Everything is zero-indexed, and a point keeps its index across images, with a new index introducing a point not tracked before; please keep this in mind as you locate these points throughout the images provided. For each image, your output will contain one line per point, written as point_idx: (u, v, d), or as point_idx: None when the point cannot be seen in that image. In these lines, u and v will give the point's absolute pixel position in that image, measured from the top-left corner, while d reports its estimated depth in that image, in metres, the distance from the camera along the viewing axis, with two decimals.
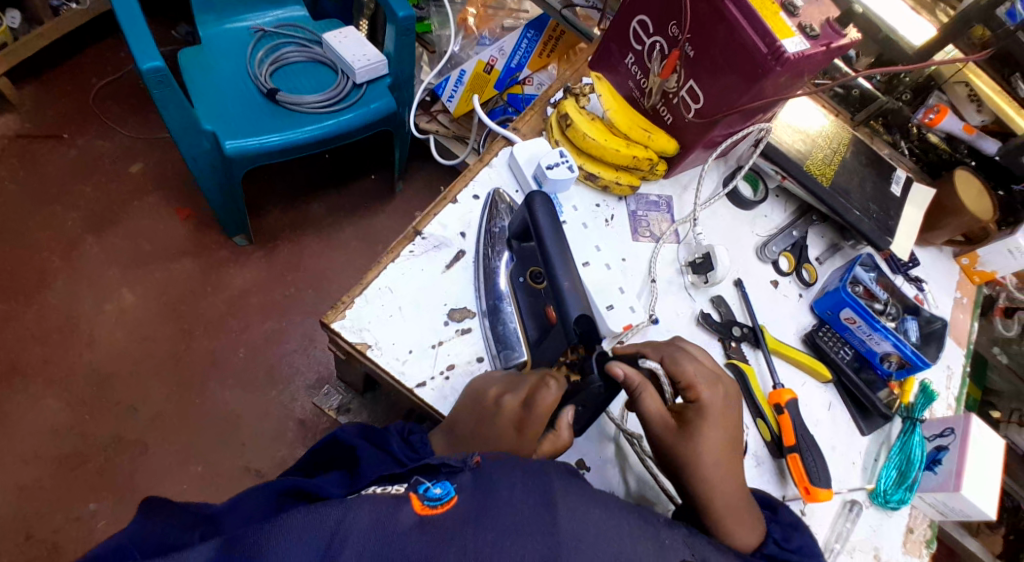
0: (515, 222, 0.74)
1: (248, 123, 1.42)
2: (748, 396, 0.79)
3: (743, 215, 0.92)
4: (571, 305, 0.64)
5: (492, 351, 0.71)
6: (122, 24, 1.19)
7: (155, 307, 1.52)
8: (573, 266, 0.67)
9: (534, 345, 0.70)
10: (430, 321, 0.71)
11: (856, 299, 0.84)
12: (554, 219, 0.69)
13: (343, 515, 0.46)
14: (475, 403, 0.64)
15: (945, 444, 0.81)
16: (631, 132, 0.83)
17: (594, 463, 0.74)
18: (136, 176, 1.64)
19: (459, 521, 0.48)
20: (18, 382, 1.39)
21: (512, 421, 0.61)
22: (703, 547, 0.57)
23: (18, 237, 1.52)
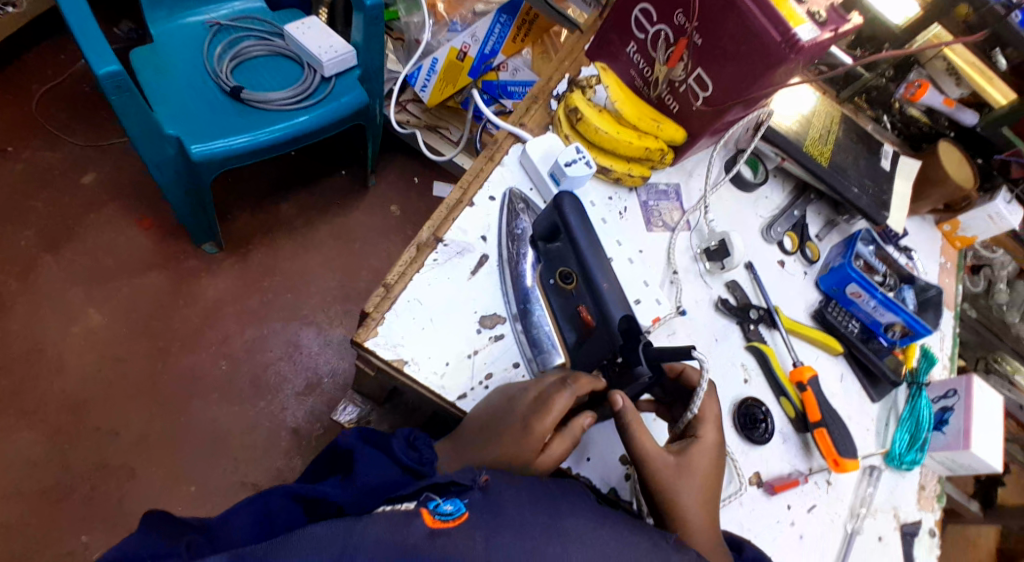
0: (541, 223, 0.73)
1: (210, 124, 1.33)
2: (770, 376, 0.81)
3: (745, 198, 0.94)
4: (613, 306, 0.65)
5: (528, 356, 0.70)
6: (73, 28, 1.10)
7: (125, 326, 1.44)
8: (609, 265, 0.68)
9: (573, 348, 0.70)
10: (463, 330, 0.70)
11: (862, 274, 0.86)
12: (584, 219, 0.70)
13: (355, 528, 0.47)
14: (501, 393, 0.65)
15: (950, 405, 0.86)
16: (640, 122, 0.82)
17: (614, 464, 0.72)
18: (90, 187, 1.53)
19: (471, 541, 0.48)
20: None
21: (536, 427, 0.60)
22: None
23: None
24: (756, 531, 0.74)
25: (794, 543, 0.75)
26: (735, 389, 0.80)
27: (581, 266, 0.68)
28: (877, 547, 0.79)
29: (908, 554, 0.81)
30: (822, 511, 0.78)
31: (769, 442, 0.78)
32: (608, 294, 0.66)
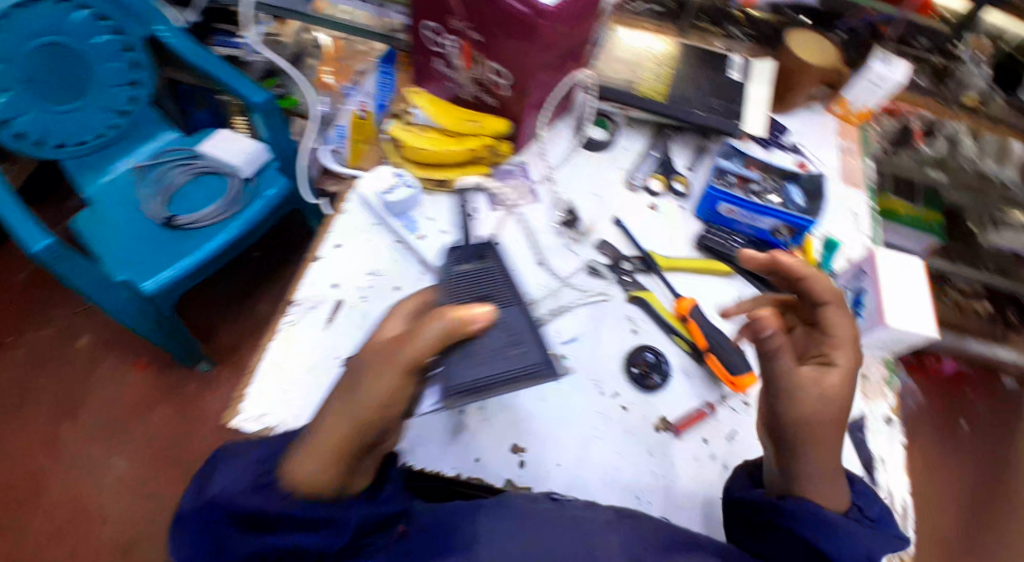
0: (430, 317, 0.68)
1: (157, 257, 1.37)
2: (658, 321, 0.81)
3: (603, 156, 0.94)
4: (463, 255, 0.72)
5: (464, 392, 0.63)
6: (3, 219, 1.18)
7: (149, 461, 1.53)
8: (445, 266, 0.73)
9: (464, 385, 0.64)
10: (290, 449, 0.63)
11: (726, 191, 0.84)
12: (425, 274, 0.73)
13: None
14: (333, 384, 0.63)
15: (863, 286, 0.80)
16: (460, 130, 0.88)
17: (483, 452, 0.71)
18: (86, 349, 1.65)
19: None
20: None
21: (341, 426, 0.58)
22: None
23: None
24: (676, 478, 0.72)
25: (720, 476, 0.72)
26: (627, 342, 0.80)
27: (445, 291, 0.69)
28: None
29: (864, 454, 0.73)
30: (749, 437, 0.74)
31: (670, 384, 0.77)
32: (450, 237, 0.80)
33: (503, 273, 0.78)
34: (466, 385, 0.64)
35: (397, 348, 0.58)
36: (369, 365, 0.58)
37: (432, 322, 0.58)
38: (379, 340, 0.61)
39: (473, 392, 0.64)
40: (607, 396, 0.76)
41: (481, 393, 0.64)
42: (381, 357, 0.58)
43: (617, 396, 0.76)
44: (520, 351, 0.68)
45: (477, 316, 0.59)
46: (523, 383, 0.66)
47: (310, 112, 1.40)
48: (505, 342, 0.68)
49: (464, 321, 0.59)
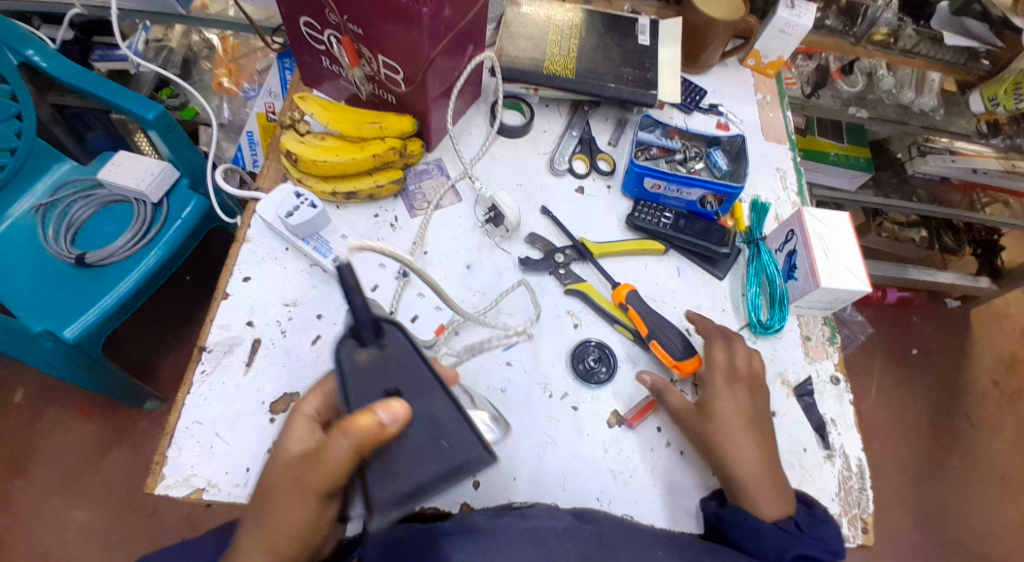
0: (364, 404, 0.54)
1: (75, 301, 1.23)
2: (597, 310, 0.78)
3: (521, 142, 0.90)
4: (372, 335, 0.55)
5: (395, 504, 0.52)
6: None
7: (110, 509, 1.33)
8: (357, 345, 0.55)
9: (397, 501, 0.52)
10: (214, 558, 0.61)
11: (650, 166, 0.80)
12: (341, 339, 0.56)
13: None
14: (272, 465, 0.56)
15: (794, 247, 0.79)
16: (359, 133, 0.79)
17: None
18: (24, 404, 1.41)
19: None
20: None
21: (289, 512, 0.52)
22: None
23: None
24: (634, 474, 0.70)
25: (678, 462, 0.71)
26: (569, 337, 0.77)
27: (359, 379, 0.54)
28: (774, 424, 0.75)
29: (814, 417, 0.76)
30: None
31: (616, 376, 0.75)
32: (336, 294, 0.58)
33: (408, 349, 0.55)
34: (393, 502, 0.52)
35: (304, 475, 0.52)
36: (282, 490, 0.53)
37: (332, 441, 0.50)
38: (291, 457, 0.55)
39: (408, 492, 0.52)
40: (556, 398, 0.73)
41: (417, 498, 0.52)
42: (294, 480, 0.53)
43: (566, 397, 0.73)
44: (446, 444, 0.53)
45: (391, 416, 0.50)
46: (454, 479, 0.53)
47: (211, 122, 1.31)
48: (426, 440, 0.53)
49: (375, 430, 0.50)
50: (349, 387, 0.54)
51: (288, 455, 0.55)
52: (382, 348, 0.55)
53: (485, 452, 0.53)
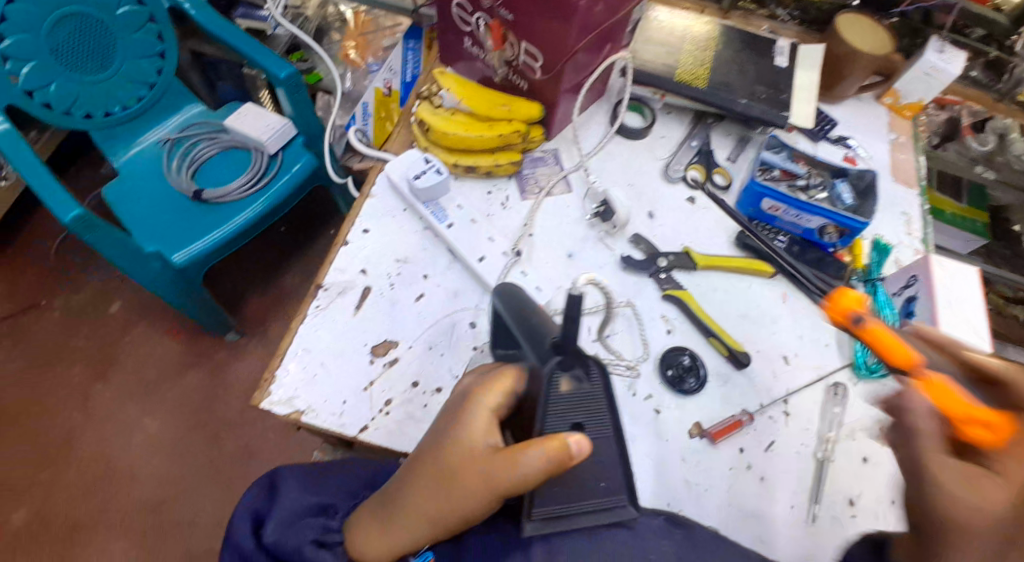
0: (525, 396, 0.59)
1: (185, 231, 1.33)
2: (694, 320, 0.78)
3: (639, 145, 0.91)
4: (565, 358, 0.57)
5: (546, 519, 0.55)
6: (32, 186, 1.12)
7: (178, 426, 1.42)
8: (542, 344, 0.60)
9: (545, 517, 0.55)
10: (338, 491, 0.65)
11: (770, 186, 0.80)
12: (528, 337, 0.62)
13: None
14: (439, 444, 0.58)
15: (914, 294, 0.77)
16: (490, 113, 0.83)
17: None
18: (120, 315, 1.52)
19: None
20: (79, 543, 1.29)
21: (459, 496, 0.55)
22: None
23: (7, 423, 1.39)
24: (710, 486, 0.70)
25: (756, 487, 0.70)
26: (661, 341, 0.77)
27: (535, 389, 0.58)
28: (863, 470, 0.72)
29: None
30: (785, 447, 0.72)
31: (704, 389, 0.74)
32: (540, 325, 0.62)
33: (600, 383, 0.58)
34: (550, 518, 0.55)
35: (492, 470, 0.53)
36: (461, 474, 0.55)
37: (525, 450, 0.52)
38: (473, 448, 0.56)
39: (560, 512, 0.55)
40: (640, 398, 0.73)
41: (566, 520, 0.55)
42: (478, 470, 0.54)
43: (649, 398, 0.73)
44: (604, 486, 0.56)
45: (578, 450, 0.52)
46: (600, 518, 0.55)
47: (336, 89, 1.39)
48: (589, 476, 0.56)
49: (560, 453, 0.52)
50: (546, 407, 0.56)
51: (470, 445, 0.56)
52: (578, 380, 0.57)
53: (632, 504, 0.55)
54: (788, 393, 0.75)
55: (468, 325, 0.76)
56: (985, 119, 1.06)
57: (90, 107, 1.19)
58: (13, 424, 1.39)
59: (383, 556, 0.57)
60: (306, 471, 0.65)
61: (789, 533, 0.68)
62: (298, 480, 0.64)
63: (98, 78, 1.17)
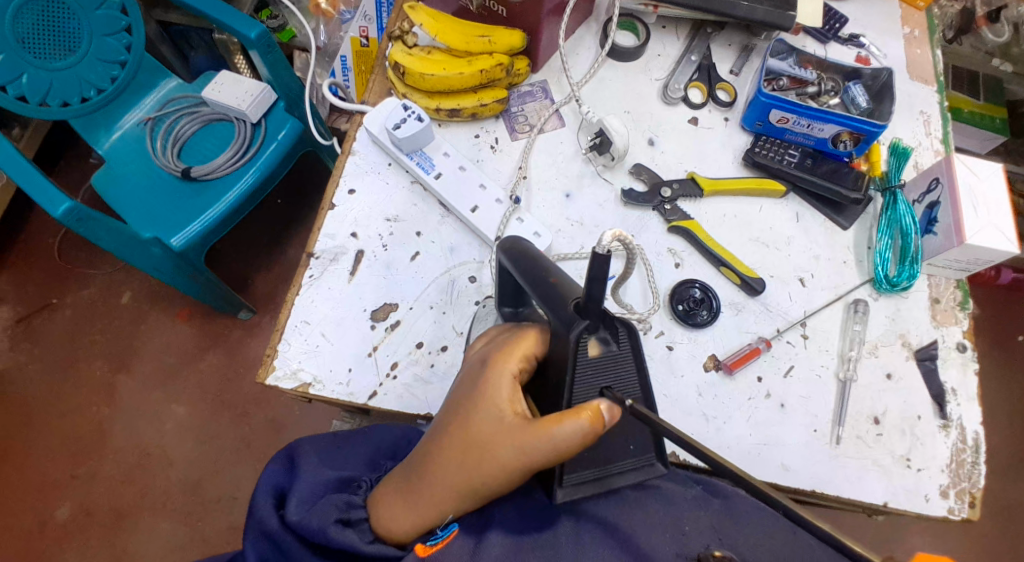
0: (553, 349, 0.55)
1: (180, 212, 1.30)
2: (703, 250, 0.74)
3: (633, 67, 0.84)
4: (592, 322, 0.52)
5: (577, 485, 0.55)
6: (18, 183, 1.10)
7: (205, 406, 1.44)
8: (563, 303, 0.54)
9: (577, 485, 0.55)
10: (354, 464, 0.63)
11: (779, 97, 0.74)
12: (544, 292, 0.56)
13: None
14: (462, 412, 0.53)
15: (936, 199, 0.73)
16: (468, 47, 0.76)
17: None
18: (131, 305, 1.52)
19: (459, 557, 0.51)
20: (128, 526, 1.34)
21: (488, 466, 0.51)
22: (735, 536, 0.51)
23: (37, 421, 1.41)
24: (730, 419, 0.68)
25: (778, 415, 0.68)
26: (670, 277, 0.74)
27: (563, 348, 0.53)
28: (887, 387, 0.70)
29: (933, 384, 0.70)
30: (804, 370, 0.70)
31: (718, 320, 0.71)
32: (561, 285, 0.56)
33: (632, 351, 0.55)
34: (582, 485, 0.55)
35: (526, 438, 0.50)
36: (491, 443, 0.51)
37: (562, 419, 0.49)
38: (503, 416, 0.52)
39: (595, 476, 0.55)
40: (652, 337, 0.71)
41: (605, 482, 0.56)
42: (509, 440, 0.50)
43: (661, 336, 0.71)
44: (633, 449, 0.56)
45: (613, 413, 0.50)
46: (630, 476, 0.56)
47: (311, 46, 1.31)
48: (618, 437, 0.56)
49: (597, 420, 0.49)
50: (571, 376, 0.53)
51: (500, 413, 0.52)
52: (607, 343, 0.55)
53: (661, 462, 0.57)
54: (805, 316, 0.72)
55: (468, 280, 0.74)
56: (998, 9, 1.05)
57: (66, 96, 1.05)
58: (46, 424, 1.42)
59: (412, 530, 0.53)
60: (325, 446, 0.63)
61: (813, 455, 0.67)
62: (317, 455, 0.61)
63: (70, 63, 1.03)
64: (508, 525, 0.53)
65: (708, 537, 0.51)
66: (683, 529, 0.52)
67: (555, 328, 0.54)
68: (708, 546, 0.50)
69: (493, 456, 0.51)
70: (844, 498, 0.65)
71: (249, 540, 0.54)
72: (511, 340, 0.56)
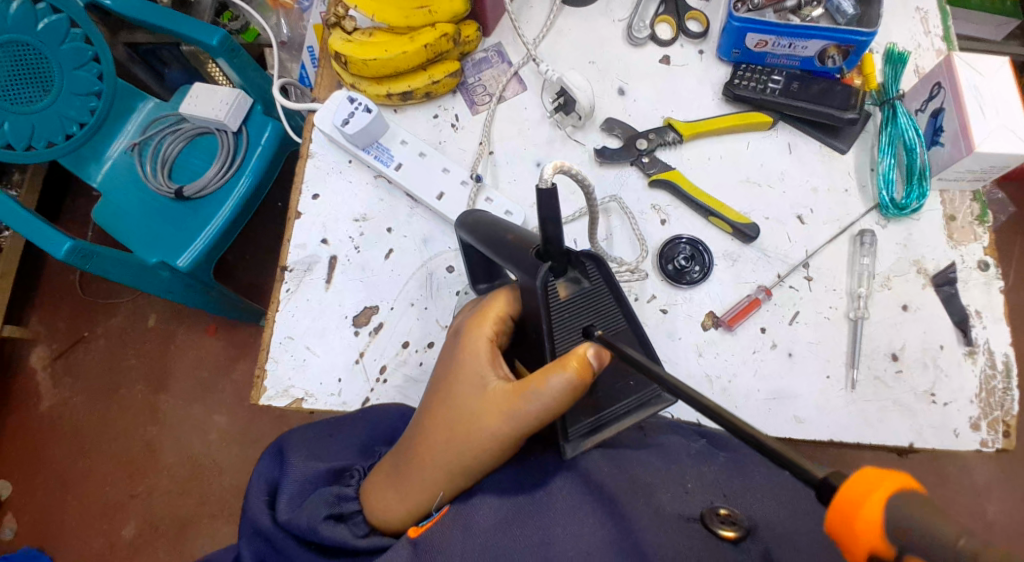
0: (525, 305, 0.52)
1: (178, 229, 1.25)
2: (690, 202, 0.69)
3: (592, 12, 0.78)
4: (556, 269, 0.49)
5: (583, 435, 0.52)
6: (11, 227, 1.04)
7: (242, 414, 1.47)
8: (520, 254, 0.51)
9: (582, 434, 0.52)
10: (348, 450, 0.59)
11: (752, 18, 0.67)
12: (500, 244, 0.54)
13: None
14: (447, 383, 0.54)
15: (940, 105, 0.65)
16: (405, 21, 0.71)
17: None
18: (157, 327, 1.54)
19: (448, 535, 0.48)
20: (190, 537, 1.40)
21: (473, 433, 0.50)
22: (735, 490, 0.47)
23: (91, 450, 1.47)
24: (737, 376, 0.64)
25: (787, 365, 0.64)
26: (658, 235, 0.69)
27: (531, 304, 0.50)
28: (905, 319, 0.65)
29: (955, 309, 0.65)
30: (811, 314, 0.65)
31: (713, 276, 0.67)
32: (519, 240, 0.53)
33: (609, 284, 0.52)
34: (588, 433, 0.52)
35: (515, 401, 0.49)
36: (481, 413, 0.50)
37: (547, 374, 0.47)
38: (486, 381, 0.52)
39: (595, 426, 0.53)
40: (644, 302, 0.67)
41: (605, 429, 0.53)
42: (493, 404, 0.50)
43: (655, 299, 0.67)
44: (633, 383, 0.54)
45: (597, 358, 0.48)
46: (637, 413, 0.54)
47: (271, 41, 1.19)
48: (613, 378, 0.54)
49: (584, 369, 0.47)
50: (549, 321, 0.50)
51: (482, 379, 0.52)
52: (578, 281, 0.51)
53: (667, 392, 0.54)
54: (807, 256, 0.67)
55: (446, 270, 0.71)
56: None
57: (50, 135, 1.01)
58: (99, 452, 1.47)
59: (404, 518, 0.51)
60: (313, 434, 0.59)
61: (829, 402, 0.63)
62: (306, 445, 0.57)
63: (46, 103, 0.98)
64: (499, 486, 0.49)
65: (711, 495, 0.46)
66: (687, 488, 0.47)
67: (523, 284, 0.50)
68: (713, 505, 0.45)
69: (479, 423, 0.50)
70: (866, 442, 0.62)
71: (244, 539, 0.50)
72: (485, 305, 0.56)
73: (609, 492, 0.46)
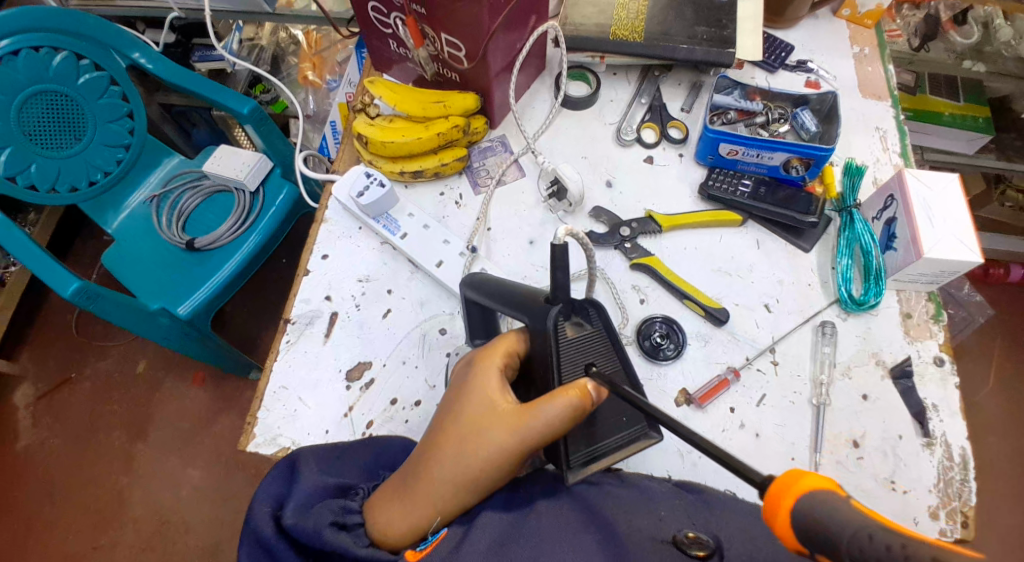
0: (534, 348, 0.55)
1: (184, 278, 1.29)
2: (667, 285, 0.75)
3: (588, 114, 0.87)
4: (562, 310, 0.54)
5: (582, 459, 0.54)
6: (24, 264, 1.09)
7: (219, 469, 1.46)
8: (530, 302, 0.56)
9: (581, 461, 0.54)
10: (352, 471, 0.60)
11: (724, 131, 0.76)
12: (512, 297, 0.59)
13: None
14: (453, 408, 0.54)
15: (892, 215, 0.73)
16: (425, 112, 0.80)
17: None
18: (146, 374, 1.55)
19: None
20: None
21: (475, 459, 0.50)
22: (705, 514, 0.49)
23: (61, 496, 1.45)
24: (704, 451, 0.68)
25: (753, 445, 0.68)
26: (636, 314, 0.75)
27: (541, 348, 0.54)
28: (864, 408, 0.69)
29: (912, 402, 0.69)
30: (776, 398, 0.70)
31: (686, 354, 0.72)
32: (529, 294, 0.57)
33: (607, 331, 0.56)
34: (587, 459, 0.54)
35: (519, 421, 0.50)
36: (487, 431, 0.51)
37: (552, 397, 0.49)
38: (494, 405, 0.52)
39: (595, 455, 0.54)
40: None
41: (603, 459, 0.55)
42: (500, 428, 0.51)
43: None
44: (626, 420, 0.56)
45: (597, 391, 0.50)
46: (627, 450, 0.55)
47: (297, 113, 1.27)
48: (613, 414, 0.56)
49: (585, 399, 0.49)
50: (558, 357, 0.53)
51: (490, 404, 0.53)
52: (580, 325, 0.55)
53: (655, 431, 0.56)
54: (774, 342, 0.73)
55: (439, 332, 0.76)
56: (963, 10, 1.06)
57: (74, 180, 1.08)
58: (68, 497, 1.45)
59: (406, 535, 0.50)
60: (324, 451, 0.59)
61: None
62: (316, 459, 0.58)
63: (75, 150, 1.05)
64: (500, 503, 0.51)
65: (682, 522, 0.48)
66: (662, 518, 0.49)
67: (533, 328, 0.55)
68: (682, 530, 0.47)
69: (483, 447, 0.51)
70: None
71: (244, 550, 0.50)
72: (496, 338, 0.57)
73: (590, 523, 0.48)
